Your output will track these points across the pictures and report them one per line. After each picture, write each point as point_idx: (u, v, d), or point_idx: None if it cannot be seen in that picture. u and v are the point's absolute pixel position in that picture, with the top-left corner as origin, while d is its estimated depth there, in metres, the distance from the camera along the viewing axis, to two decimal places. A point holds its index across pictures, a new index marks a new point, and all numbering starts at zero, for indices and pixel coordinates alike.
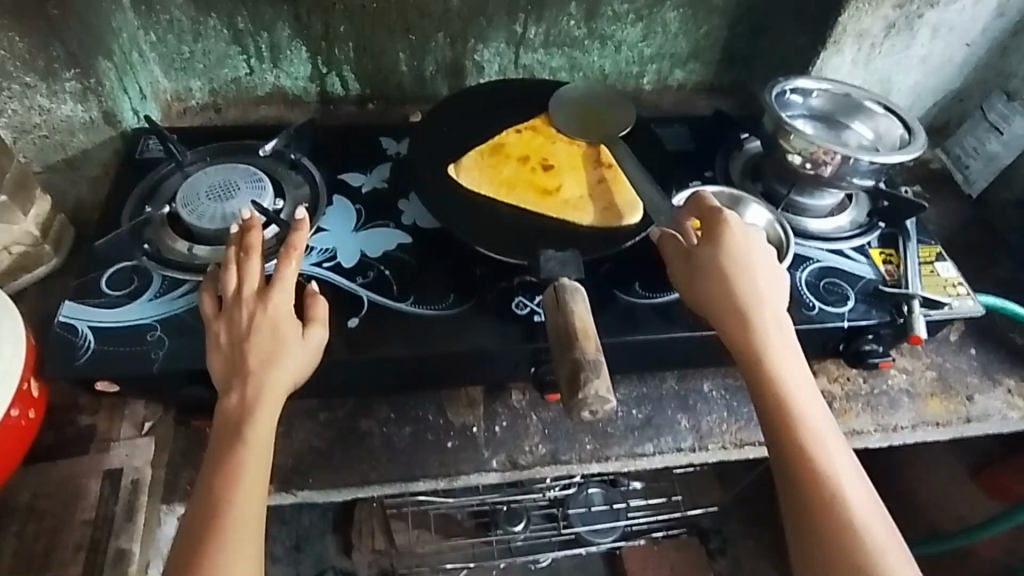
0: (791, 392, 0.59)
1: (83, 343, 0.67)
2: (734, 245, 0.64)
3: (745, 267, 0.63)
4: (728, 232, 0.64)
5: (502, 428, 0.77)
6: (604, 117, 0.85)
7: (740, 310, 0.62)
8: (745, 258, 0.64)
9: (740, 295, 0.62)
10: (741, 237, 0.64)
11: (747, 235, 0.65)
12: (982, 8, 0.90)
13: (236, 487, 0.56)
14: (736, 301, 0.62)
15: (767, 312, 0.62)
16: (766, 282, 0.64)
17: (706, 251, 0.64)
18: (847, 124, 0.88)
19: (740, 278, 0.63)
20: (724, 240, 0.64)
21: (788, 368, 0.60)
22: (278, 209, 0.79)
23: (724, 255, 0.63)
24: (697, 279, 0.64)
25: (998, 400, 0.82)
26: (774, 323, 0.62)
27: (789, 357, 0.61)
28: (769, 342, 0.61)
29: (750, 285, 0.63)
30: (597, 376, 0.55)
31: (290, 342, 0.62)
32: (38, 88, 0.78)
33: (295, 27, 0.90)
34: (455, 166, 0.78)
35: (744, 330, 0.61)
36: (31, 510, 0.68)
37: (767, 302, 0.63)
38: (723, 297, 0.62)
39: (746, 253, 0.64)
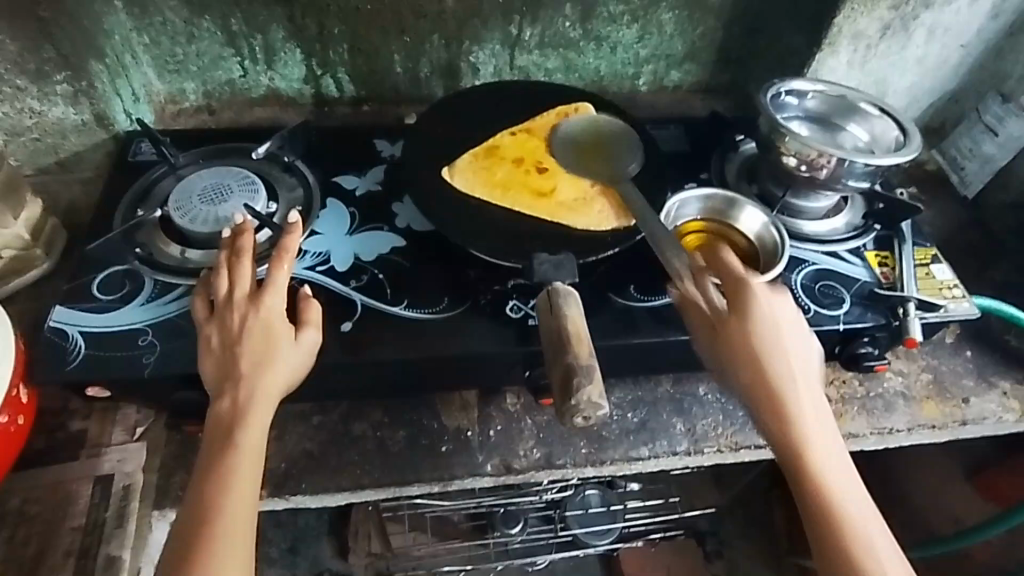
0: (828, 472, 0.57)
1: (73, 347, 0.67)
2: (763, 315, 0.61)
3: (775, 336, 0.61)
4: (755, 300, 0.62)
5: (496, 432, 0.76)
6: (606, 153, 0.81)
7: (771, 383, 0.59)
8: (773, 327, 0.61)
9: (772, 367, 0.60)
10: (769, 305, 0.62)
11: (776, 303, 0.63)
12: (978, 9, 0.90)
13: (226, 493, 0.56)
14: (767, 372, 0.59)
15: (800, 383, 0.60)
16: (797, 351, 0.61)
17: (734, 318, 0.61)
18: (842, 125, 0.87)
19: (770, 348, 0.60)
20: (752, 309, 0.61)
21: (823, 446, 0.58)
22: (271, 211, 0.79)
23: (753, 324, 0.61)
24: (724, 348, 0.61)
25: (993, 402, 0.82)
26: (807, 396, 0.60)
27: (824, 433, 0.58)
28: (803, 418, 0.58)
29: (781, 357, 0.60)
30: (589, 381, 0.54)
31: (282, 345, 0.62)
32: (29, 91, 0.78)
33: (289, 29, 0.90)
34: (449, 168, 0.78)
35: (777, 404, 0.59)
36: (22, 515, 0.67)
37: (799, 373, 0.60)
38: (753, 369, 0.60)
39: (775, 321, 0.61)
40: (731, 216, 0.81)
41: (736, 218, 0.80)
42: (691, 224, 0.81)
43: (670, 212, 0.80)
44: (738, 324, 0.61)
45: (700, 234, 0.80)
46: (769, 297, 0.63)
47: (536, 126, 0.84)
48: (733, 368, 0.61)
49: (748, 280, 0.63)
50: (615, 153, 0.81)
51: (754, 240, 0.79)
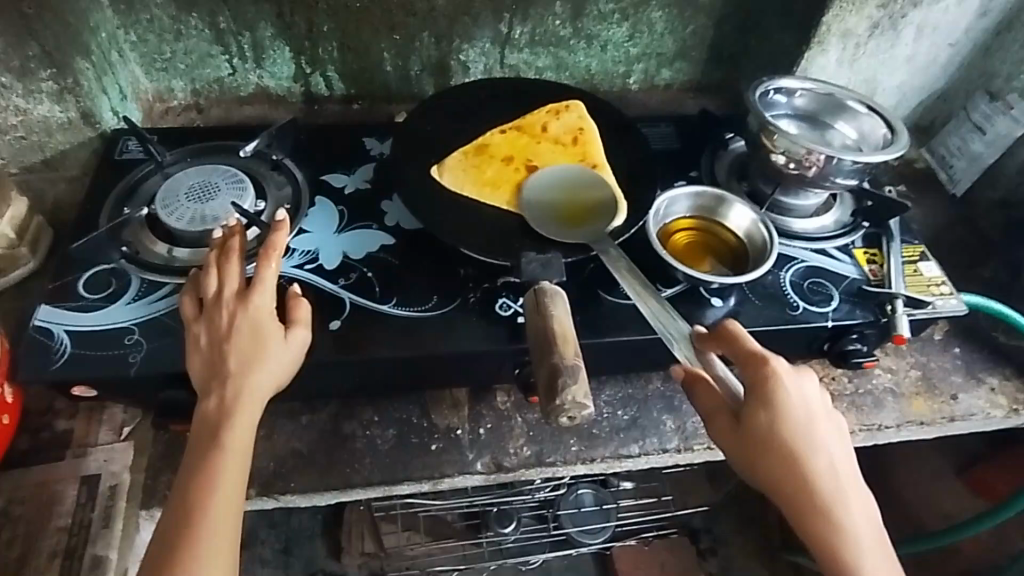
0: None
1: (58, 346, 0.66)
2: (789, 412, 0.57)
3: (805, 438, 0.57)
4: (779, 393, 0.57)
5: (486, 430, 0.76)
6: (593, 206, 0.75)
7: (805, 495, 0.56)
8: (803, 426, 0.57)
9: (806, 477, 0.56)
10: (795, 397, 0.58)
11: (802, 393, 0.58)
12: (965, 8, 0.90)
13: (212, 493, 0.55)
14: (802, 484, 0.56)
15: (836, 488, 0.57)
16: (830, 448, 0.58)
17: (759, 420, 0.57)
18: (831, 123, 0.88)
19: (801, 455, 0.57)
20: (777, 408, 0.57)
21: (866, 558, 0.55)
22: (259, 210, 0.78)
23: (780, 428, 0.57)
24: (751, 455, 0.57)
25: (982, 398, 0.82)
26: (844, 501, 0.56)
27: (866, 541, 0.56)
28: (843, 528, 0.56)
29: (814, 462, 0.57)
30: (574, 381, 0.54)
31: (271, 344, 0.61)
32: (13, 88, 0.78)
33: (278, 27, 0.90)
34: (438, 166, 0.78)
35: (814, 517, 0.56)
36: (6, 517, 0.67)
37: (835, 475, 0.57)
38: (786, 479, 0.56)
39: (805, 419, 0.57)
40: (720, 213, 0.81)
41: (726, 216, 0.81)
42: (681, 221, 0.81)
43: (659, 210, 0.80)
44: (764, 425, 0.57)
45: (690, 231, 0.80)
46: (793, 386, 0.58)
47: (523, 125, 0.83)
48: (764, 479, 0.57)
49: (766, 361, 0.58)
50: (606, 205, 0.75)
51: (743, 237, 0.79)
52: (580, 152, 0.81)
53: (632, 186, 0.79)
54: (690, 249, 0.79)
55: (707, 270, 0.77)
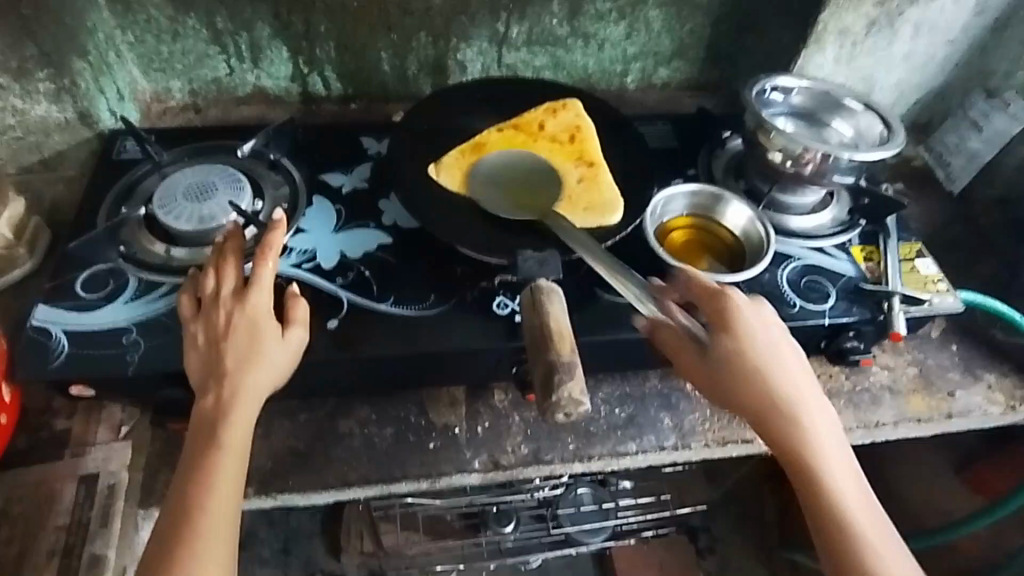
0: (836, 490, 0.59)
1: (56, 346, 0.66)
2: (752, 337, 0.62)
3: (768, 360, 0.62)
4: (741, 322, 0.63)
5: (484, 429, 0.76)
6: (584, 204, 0.76)
7: (770, 410, 0.61)
8: (763, 349, 0.62)
9: (770, 395, 0.62)
10: (756, 323, 0.63)
11: (761, 321, 0.64)
12: (962, 7, 0.90)
13: (210, 491, 0.55)
14: (767, 402, 0.62)
15: (799, 404, 0.62)
16: (792, 369, 0.63)
17: (727, 347, 0.62)
18: (829, 121, 0.88)
19: (765, 375, 0.62)
20: (741, 334, 0.62)
21: (829, 464, 0.60)
22: (257, 209, 0.78)
23: (745, 352, 0.62)
24: (721, 381, 0.62)
25: (978, 395, 0.82)
26: (807, 414, 0.62)
27: (829, 450, 0.61)
28: (807, 440, 0.61)
29: (777, 380, 0.62)
30: (570, 378, 0.54)
31: (269, 342, 0.61)
32: (11, 89, 0.78)
33: (275, 26, 0.90)
34: (435, 165, 0.78)
35: (780, 430, 0.61)
36: (4, 516, 0.67)
37: (797, 392, 0.62)
38: (753, 398, 0.61)
39: (765, 343, 0.63)
40: (717, 212, 0.81)
41: (722, 214, 0.80)
42: (678, 220, 0.81)
43: (656, 209, 0.80)
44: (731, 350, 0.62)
45: (687, 230, 0.80)
46: (752, 314, 0.64)
47: (520, 124, 0.83)
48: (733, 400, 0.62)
49: (727, 294, 0.64)
50: (597, 203, 0.76)
51: (740, 235, 0.79)
52: (576, 150, 0.81)
53: (629, 185, 0.79)
54: (688, 247, 0.79)
55: (705, 268, 0.77)
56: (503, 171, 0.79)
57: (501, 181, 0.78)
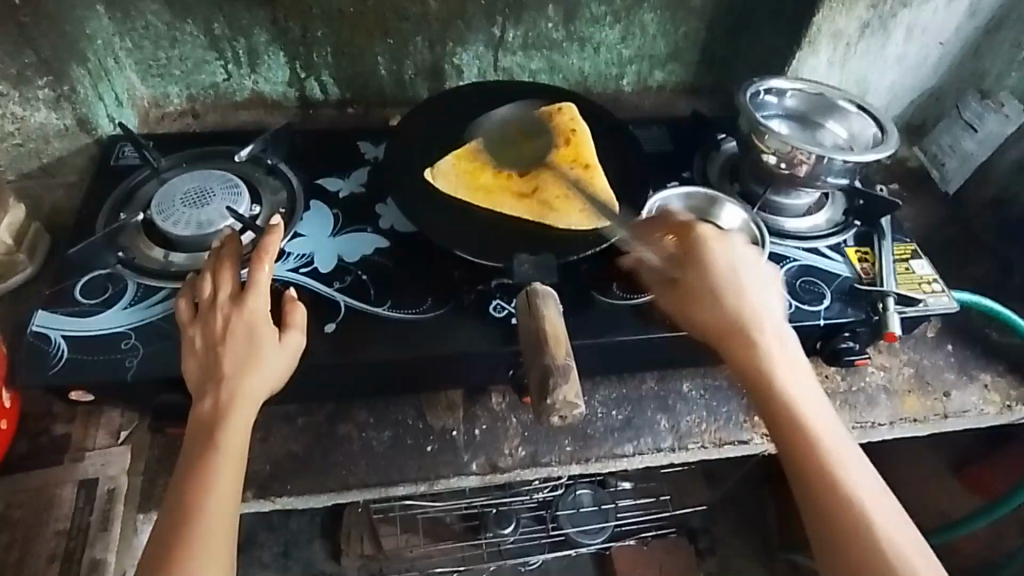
0: (796, 406, 0.58)
1: (55, 351, 0.67)
2: (711, 261, 0.64)
3: (728, 282, 0.63)
4: (701, 248, 0.64)
5: (481, 431, 0.77)
6: (582, 205, 0.76)
7: (726, 332, 0.61)
8: (728, 274, 0.63)
9: (729, 313, 0.62)
10: (716, 250, 0.65)
11: (723, 248, 0.65)
12: (954, 9, 0.91)
13: (208, 496, 0.56)
14: (727, 321, 0.62)
15: (758, 324, 0.62)
16: (752, 292, 0.63)
17: (688, 270, 0.64)
18: (822, 123, 0.88)
19: (722, 294, 0.62)
20: (699, 258, 0.64)
21: (789, 383, 0.59)
22: (254, 215, 0.79)
23: (703, 273, 0.63)
24: (683, 305, 0.63)
25: (974, 395, 0.82)
26: (767, 335, 0.61)
27: (789, 371, 0.60)
28: (766, 359, 0.60)
29: (737, 301, 0.62)
30: (565, 381, 0.54)
31: (266, 346, 0.62)
32: (10, 97, 0.78)
33: (272, 32, 0.90)
34: (431, 169, 0.78)
35: (739, 348, 0.61)
36: (4, 521, 0.67)
37: (756, 313, 0.62)
38: (710, 320, 0.62)
39: (729, 269, 0.64)
40: (712, 213, 0.81)
41: (718, 215, 0.81)
42: None
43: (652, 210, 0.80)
44: (690, 273, 0.64)
45: None
46: (715, 242, 0.65)
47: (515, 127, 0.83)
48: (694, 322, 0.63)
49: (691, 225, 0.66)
50: (595, 205, 0.76)
51: None
52: (572, 152, 0.81)
53: (625, 188, 0.80)
54: None
55: None
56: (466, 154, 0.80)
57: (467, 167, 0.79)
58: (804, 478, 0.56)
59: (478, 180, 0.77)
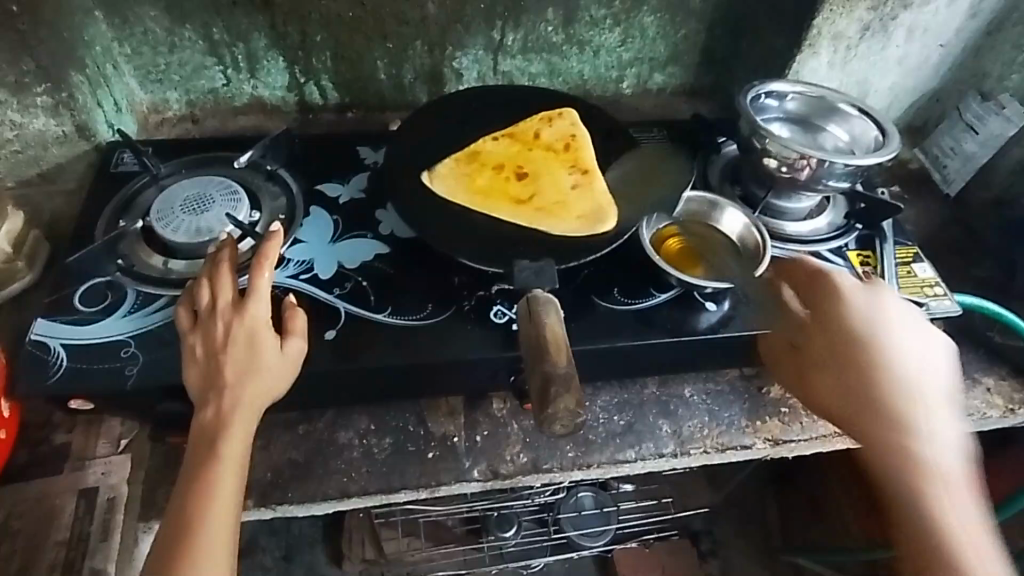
0: (923, 443, 0.61)
1: (55, 360, 0.67)
2: (856, 316, 0.67)
3: (873, 338, 0.66)
4: (841, 299, 0.69)
5: (482, 437, 0.76)
6: (580, 211, 0.76)
7: (860, 387, 0.65)
8: (866, 321, 0.67)
9: (853, 349, 0.66)
10: (862, 304, 0.68)
11: (866, 302, 0.69)
12: (955, 10, 0.91)
13: (210, 505, 0.55)
14: (848, 358, 0.66)
15: (920, 386, 0.64)
16: (909, 356, 0.66)
17: (832, 321, 0.68)
18: (823, 126, 0.88)
19: (881, 352, 0.65)
20: (843, 313, 0.68)
21: (933, 445, 0.61)
22: (254, 220, 0.79)
23: (847, 327, 0.67)
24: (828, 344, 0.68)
25: (977, 398, 0.82)
26: (914, 400, 0.63)
27: (932, 433, 0.62)
28: (919, 419, 0.62)
29: (880, 343, 0.66)
30: (567, 390, 0.54)
31: (266, 353, 0.62)
32: (9, 104, 0.78)
33: (271, 37, 0.90)
34: (429, 173, 0.79)
35: (865, 383, 0.64)
36: (4, 531, 0.67)
37: (908, 362, 0.65)
38: (837, 372, 0.66)
39: (867, 315, 0.68)
40: (713, 218, 0.82)
41: (719, 220, 0.81)
42: (674, 226, 0.81)
43: (652, 215, 0.80)
44: (824, 316, 0.69)
45: (684, 236, 0.81)
46: (860, 296, 0.69)
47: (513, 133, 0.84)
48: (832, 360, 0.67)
49: (833, 276, 0.70)
50: (593, 210, 0.76)
51: (737, 241, 0.80)
52: (571, 157, 0.81)
53: (625, 192, 0.79)
54: (683, 254, 0.79)
55: (704, 272, 0.77)
56: (464, 158, 0.80)
57: (465, 171, 0.79)
58: (907, 494, 0.60)
59: (476, 185, 0.78)
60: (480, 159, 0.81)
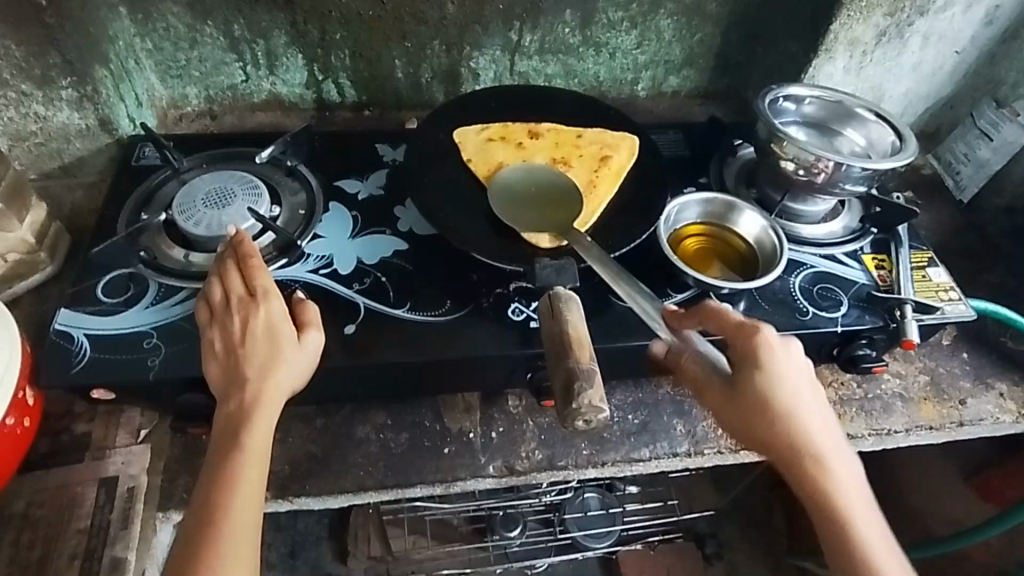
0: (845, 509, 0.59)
1: (79, 351, 0.67)
2: (774, 379, 0.61)
3: (788, 400, 0.61)
4: (763, 360, 0.61)
5: (498, 434, 0.77)
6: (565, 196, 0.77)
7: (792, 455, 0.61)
8: (783, 385, 0.61)
9: (782, 425, 0.61)
10: (781, 363, 0.61)
11: (785, 363, 0.61)
12: (971, 17, 0.91)
13: (233, 496, 0.56)
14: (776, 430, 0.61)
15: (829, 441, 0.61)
16: (792, 406, 0.61)
17: (747, 388, 0.61)
18: (840, 130, 0.88)
19: (791, 419, 0.61)
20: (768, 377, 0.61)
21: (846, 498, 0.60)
22: (274, 215, 0.80)
23: (775, 395, 0.60)
24: (744, 411, 0.61)
25: (990, 403, 0.82)
26: (825, 463, 0.60)
27: (852, 486, 0.60)
28: (842, 473, 0.61)
29: (788, 416, 0.61)
30: (590, 386, 0.54)
31: (285, 347, 0.62)
32: (35, 96, 0.79)
33: (291, 34, 0.91)
34: (462, 142, 0.82)
35: (789, 454, 0.61)
36: (26, 519, 0.68)
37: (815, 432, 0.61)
38: (772, 436, 0.61)
39: (789, 380, 0.61)
40: (731, 220, 0.82)
41: (736, 222, 0.82)
42: (691, 227, 0.82)
43: (670, 216, 0.81)
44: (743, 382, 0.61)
45: (699, 237, 0.82)
46: (780, 352, 0.62)
47: (520, 130, 0.84)
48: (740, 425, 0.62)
49: (751, 336, 0.62)
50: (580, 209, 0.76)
51: (754, 243, 0.80)
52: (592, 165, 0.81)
53: (643, 192, 0.80)
54: (700, 254, 0.80)
55: (716, 275, 0.78)
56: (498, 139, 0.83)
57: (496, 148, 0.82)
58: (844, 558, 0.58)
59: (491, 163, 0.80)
60: (508, 144, 0.82)
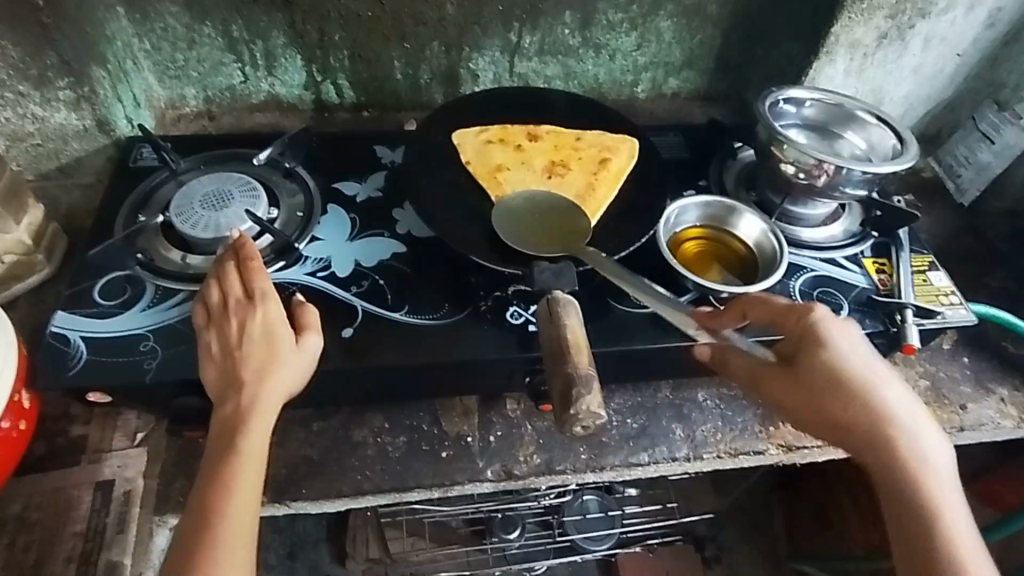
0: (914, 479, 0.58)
1: (75, 354, 0.67)
2: (831, 354, 0.61)
3: (850, 374, 0.61)
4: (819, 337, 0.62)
5: (496, 438, 0.77)
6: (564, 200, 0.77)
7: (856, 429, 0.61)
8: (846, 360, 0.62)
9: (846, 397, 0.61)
10: (840, 340, 0.62)
11: (845, 339, 0.62)
12: (973, 19, 0.91)
13: (230, 500, 0.56)
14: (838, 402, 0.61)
15: (899, 414, 0.61)
16: (855, 379, 0.61)
17: (805, 365, 0.63)
18: (840, 133, 0.88)
19: (855, 393, 0.61)
20: (824, 354, 0.62)
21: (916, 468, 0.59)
22: (272, 217, 0.79)
23: (835, 371, 0.61)
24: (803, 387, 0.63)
25: (991, 408, 0.82)
26: (893, 434, 0.60)
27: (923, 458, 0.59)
28: (913, 449, 0.59)
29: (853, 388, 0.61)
30: (589, 391, 0.54)
31: (283, 349, 0.62)
32: (32, 96, 0.78)
33: (290, 35, 0.90)
34: (461, 145, 0.82)
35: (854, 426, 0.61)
36: (21, 522, 0.67)
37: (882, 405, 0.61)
38: (834, 410, 0.61)
39: (850, 355, 0.62)
40: (730, 222, 0.81)
41: (736, 225, 0.81)
42: (691, 230, 0.82)
43: (669, 219, 0.81)
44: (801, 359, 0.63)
45: (699, 240, 0.81)
46: (838, 331, 0.63)
47: (519, 133, 0.83)
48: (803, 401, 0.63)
49: (797, 320, 0.64)
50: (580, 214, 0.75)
51: (754, 246, 0.80)
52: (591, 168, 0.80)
53: (643, 196, 0.79)
54: (700, 258, 0.80)
55: (716, 278, 0.78)
56: (497, 142, 0.82)
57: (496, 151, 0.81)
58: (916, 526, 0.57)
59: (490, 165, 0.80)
60: (506, 148, 0.82)
